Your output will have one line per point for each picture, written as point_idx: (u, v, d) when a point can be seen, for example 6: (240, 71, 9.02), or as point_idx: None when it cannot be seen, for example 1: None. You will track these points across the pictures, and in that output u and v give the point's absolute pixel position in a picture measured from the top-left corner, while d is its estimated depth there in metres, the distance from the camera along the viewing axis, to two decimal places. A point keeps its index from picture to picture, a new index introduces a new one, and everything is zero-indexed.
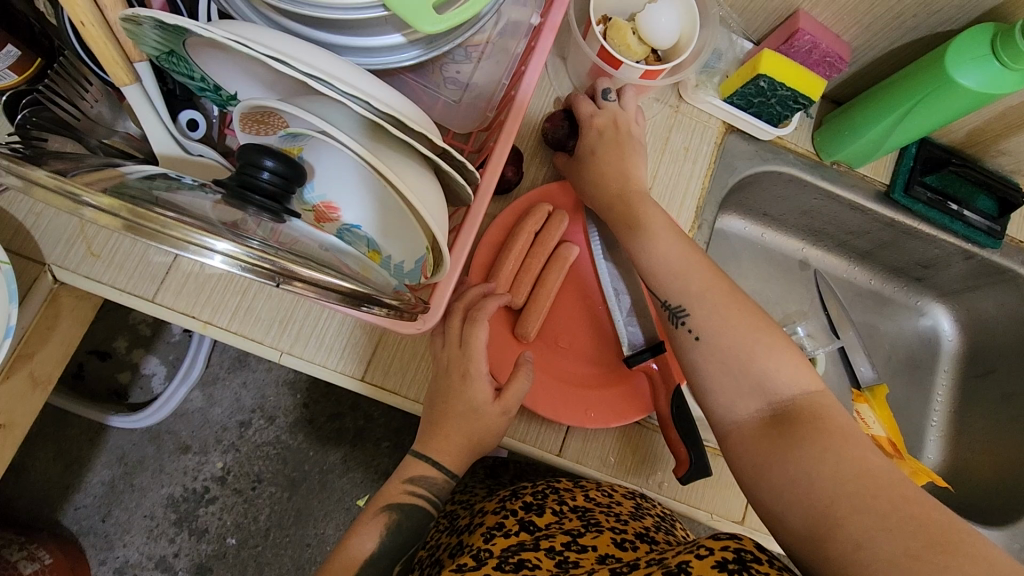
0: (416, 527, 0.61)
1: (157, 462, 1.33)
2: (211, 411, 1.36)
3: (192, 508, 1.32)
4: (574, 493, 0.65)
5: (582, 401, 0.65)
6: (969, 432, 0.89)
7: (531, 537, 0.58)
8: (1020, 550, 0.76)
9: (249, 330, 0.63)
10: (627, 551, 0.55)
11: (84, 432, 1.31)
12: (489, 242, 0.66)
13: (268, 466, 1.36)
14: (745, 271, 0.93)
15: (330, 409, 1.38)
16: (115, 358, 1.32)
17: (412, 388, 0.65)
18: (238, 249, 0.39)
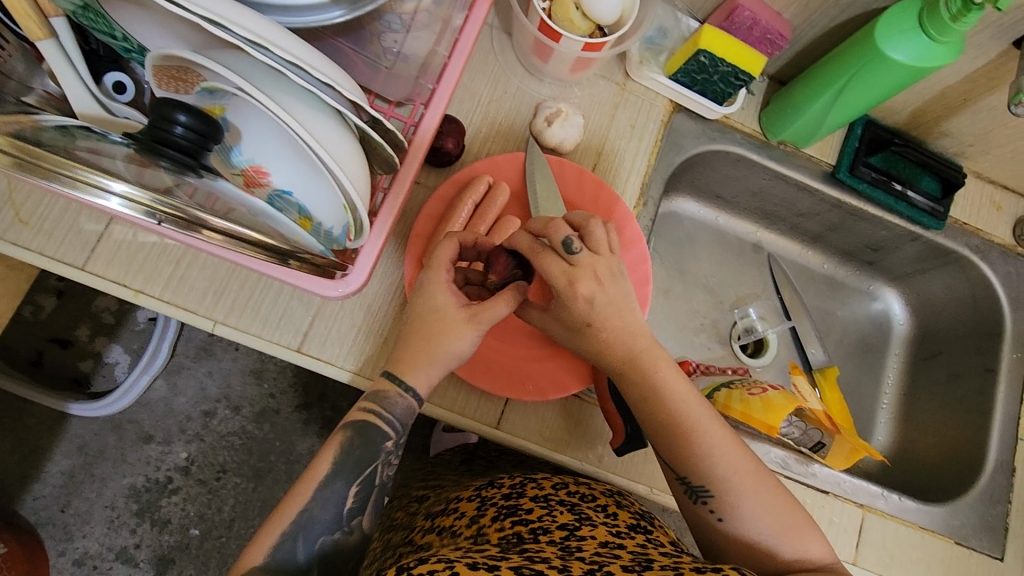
0: (375, 448, 0.57)
1: (118, 452, 1.31)
2: (175, 400, 1.33)
3: (154, 499, 1.30)
4: (555, 486, 0.66)
5: (520, 373, 0.65)
6: (918, 413, 0.90)
7: (527, 528, 0.58)
8: (960, 526, 0.74)
9: (183, 299, 0.62)
10: (626, 539, 0.57)
11: (43, 421, 1.29)
12: (431, 211, 0.66)
13: (233, 456, 1.34)
14: (699, 255, 0.94)
15: (297, 399, 1.37)
16: (76, 346, 1.28)
17: (350, 358, 0.64)
18: (127, 191, 0.45)
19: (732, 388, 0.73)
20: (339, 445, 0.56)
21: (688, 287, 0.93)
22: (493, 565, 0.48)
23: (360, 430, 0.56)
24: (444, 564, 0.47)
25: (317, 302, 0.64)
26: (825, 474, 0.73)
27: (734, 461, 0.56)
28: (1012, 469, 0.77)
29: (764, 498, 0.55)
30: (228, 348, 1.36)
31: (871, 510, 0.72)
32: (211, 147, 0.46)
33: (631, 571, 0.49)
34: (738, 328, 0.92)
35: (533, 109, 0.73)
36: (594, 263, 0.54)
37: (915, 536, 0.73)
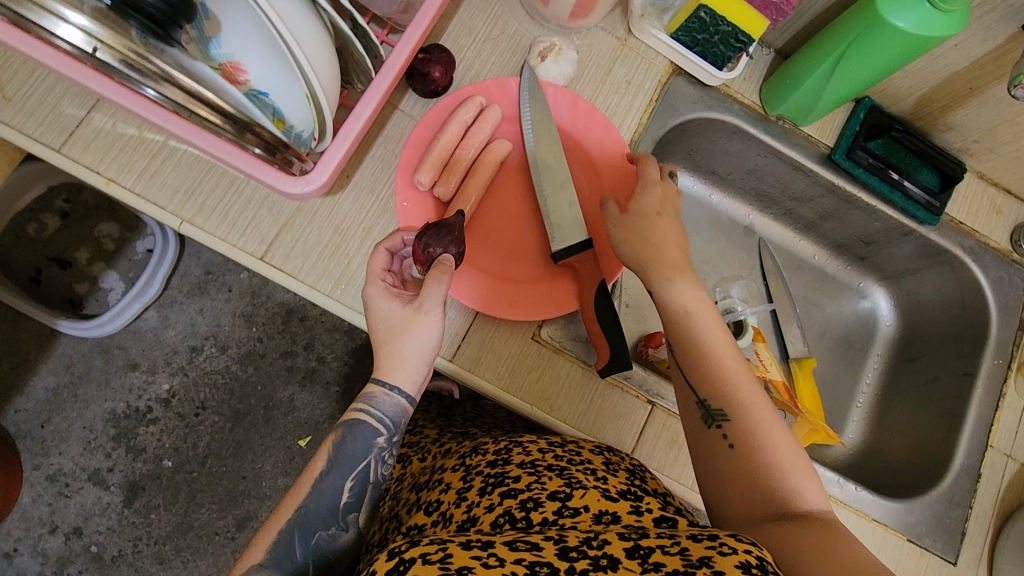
0: (367, 439, 0.60)
1: (103, 376, 1.32)
2: (164, 332, 1.35)
3: (132, 426, 1.32)
4: (542, 449, 0.62)
5: (508, 295, 0.67)
6: (892, 414, 0.88)
7: (517, 502, 0.55)
8: (915, 524, 0.73)
9: (153, 194, 0.63)
10: (619, 506, 0.54)
11: (34, 337, 1.31)
12: (419, 136, 0.66)
13: (214, 394, 1.35)
14: (690, 234, 0.93)
15: (283, 346, 1.37)
16: (74, 268, 1.30)
17: (310, 273, 0.64)
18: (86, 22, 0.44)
19: None
20: (331, 444, 0.59)
21: None
22: (487, 544, 0.45)
23: (350, 427, 0.59)
24: (438, 543, 0.45)
25: (286, 214, 0.65)
26: None
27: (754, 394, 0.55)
28: (978, 475, 0.76)
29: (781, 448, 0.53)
30: (221, 289, 1.37)
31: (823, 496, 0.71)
32: (183, 24, 0.47)
33: (626, 537, 0.47)
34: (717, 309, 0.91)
35: (528, 48, 0.72)
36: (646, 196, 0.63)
37: (867, 528, 0.72)
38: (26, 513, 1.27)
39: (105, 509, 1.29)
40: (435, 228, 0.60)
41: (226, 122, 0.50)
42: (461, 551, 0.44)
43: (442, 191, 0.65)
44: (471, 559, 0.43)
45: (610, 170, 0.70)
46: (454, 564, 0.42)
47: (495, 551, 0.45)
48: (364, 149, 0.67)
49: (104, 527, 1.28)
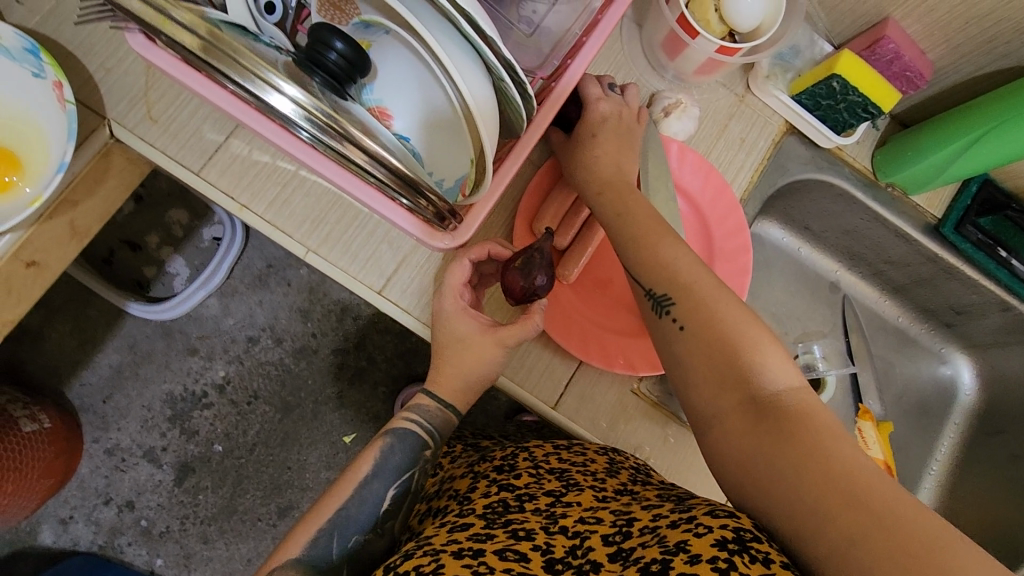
0: (411, 449, 0.62)
1: (164, 357, 1.34)
2: (224, 320, 1.35)
3: (187, 408, 1.33)
4: (546, 453, 0.62)
5: (613, 346, 0.66)
6: (966, 487, 0.87)
7: (512, 493, 0.56)
8: None
9: (282, 222, 0.65)
10: (612, 502, 0.53)
11: (101, 313, 1.32)
12: (538, 185, 0.68)
13: (266, 385, 1.35)
14: (773, 283, 0.92)
15: (336, 343, 1.37)
16: (144, 251, 1.33)
17: (424, 311, 0.66)
18: (297, 95, 0.43)
19: None
20: (377, 449, 0.61)
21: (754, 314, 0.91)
22: (478, 550, 0.47)
23: (396, 436, 0.62)
24: (431, 555, 0.47)
25: (405, 251, 0.66)
26: None
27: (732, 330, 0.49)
28: None
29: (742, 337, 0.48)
30: (281, 282, 1.37)
31: None
32: (356, 79, 0.47)
33: (610, 540, 0.47)
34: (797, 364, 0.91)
35: (647, 101, 0.73)
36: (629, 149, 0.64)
37: None
38: (83, 483, 1.30)
39: (156, 486, 1.32)
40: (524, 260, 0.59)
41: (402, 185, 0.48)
42: (453, 562, 0.46)
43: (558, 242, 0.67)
44: (461, 568, 0.45)
45: (723, 227, 0.70)
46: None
47: (486, 558, 0.46)
48: None
49: (154, 504, 1.31)
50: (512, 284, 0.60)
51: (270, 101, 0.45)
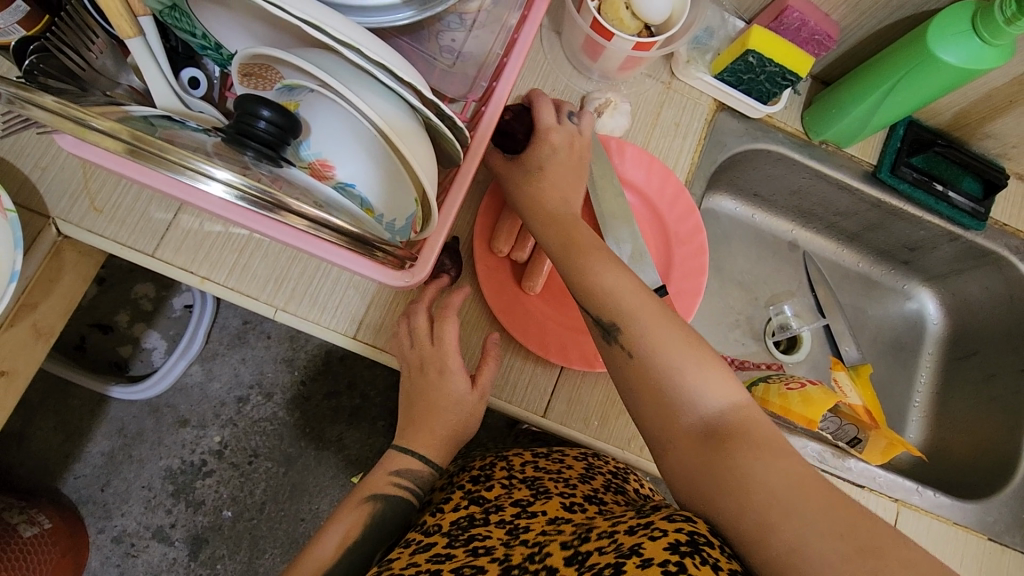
0: (400, 513, 0.64)
1: (155, 435, 1.32)
2: (209, 386, 1.34)
3: (189, 480, 1.32)
4: (523, 464, 0.71)
5: (591, 346, 0.67)
6: (951, 411, 0.91)
7: (481, 508, 0.64)
8: (993, 523, 0.76)
9: (245, 286, 0.66)
10: (576, 512, 0.61)
11: (84, 403, 1.31)
12: (490, 203, 0.69)
13: (264, 441, 1.34)
14: (734, 251, 0.95)
15: (327, 387, 1.36)
16: (117, 331, 1.31)
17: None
18: (233, 177, 0.47)
19: (770, 382, 0.77)
20: (365, 513, 0.62)
21: (722, 284, 0.94)
22: (434, 569, 0.55)
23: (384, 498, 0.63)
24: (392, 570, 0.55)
25: (372, 291, 0.67)
26: (860, 469, 0.76)
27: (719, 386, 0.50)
28: None
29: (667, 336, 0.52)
30: (261, 336, 1.37)
31: (906, 505, 0.74)
32: (290, 142, 0.49)
33: (567, 545, 0.52)
34: (772, 326, 0.94)
35: (579, 104, 0.75)
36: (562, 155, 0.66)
37: (948, 532, 0.74)
38: None
39: (172, 564, 1.29)
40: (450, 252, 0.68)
41: (348, 240, 0.53)
42: None
43: (518, 255, 0.68)
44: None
45: (674, 212, 0.72)
46: None
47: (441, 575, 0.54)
48: None
49: None
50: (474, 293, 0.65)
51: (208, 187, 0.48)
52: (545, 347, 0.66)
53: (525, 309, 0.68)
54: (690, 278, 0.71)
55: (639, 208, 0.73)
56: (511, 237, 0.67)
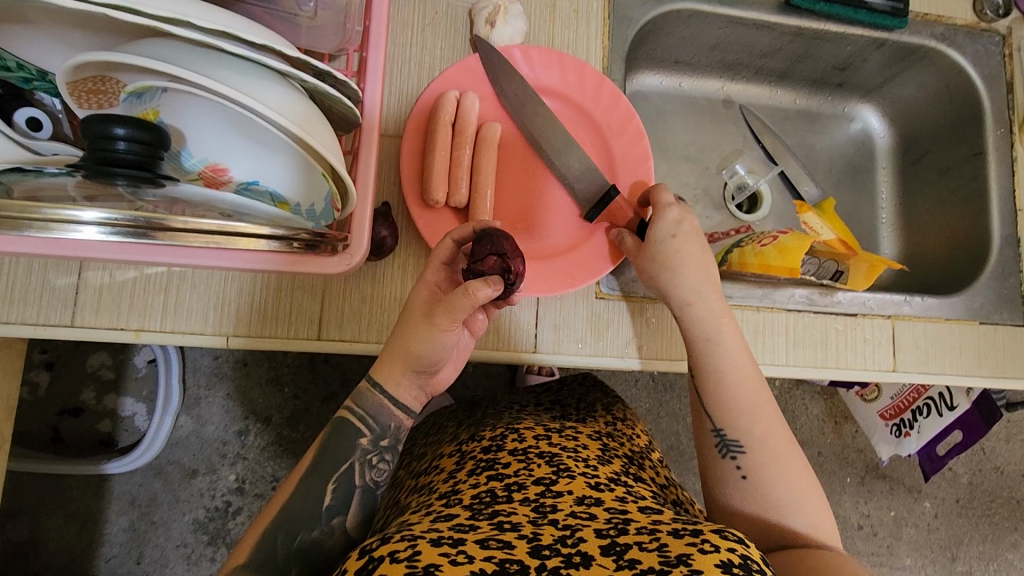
0: (353, 440, 0.55)
1: (169, 494, 1.28)
2: (204, 430, 1.30)
3: (220, 525, 1.29)
4: (536, 438, 0.63)
5: (561, 269, 0.64)
6: (917, 216, 0.92)
7: (501, 485, 0.55)
8: (980, 307, 0.78)
9: (186, 325, 0.60)
10: (605, 493, 0.54)
11: (85, 488, 1.25)
12: (411, 148, 0.63)
13: (280, 463, 1.31)
14: (673, 127, 0.92)
15: (322, 393, 1.33)
16: (88, 410, 1.24)
17: (370, 331, 0.63)
18: (103, 216, 0.43)
19: (744, 246, 0.75)
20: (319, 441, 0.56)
21: (672, 164, 0.91)
22: (457, 539, 0.45)
23: (336, 427, 0.56)
24: (409, 540, 0.44)
25: (320, 288, 0.62)
26: (851, 298, 0.76)
27: (766, 415, 0.56)
28: (1017, 240, 0.80)
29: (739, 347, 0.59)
30: (237, 365, 1.31)
31: (899, 318, 0.76)
32: (162, 155, 0.42)
33: (604, 533, 0.47)
34: (730, 190, 0.92)
35: (468, 21, 0.69)
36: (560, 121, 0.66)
37: (943, 329, 0.76)
38: None
39: None
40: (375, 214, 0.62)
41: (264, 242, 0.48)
42: (430, 546, 0.43)
43: (456, 199, 0.63)
44: (439, 555, 0.42)
45: (603, 104, 0.68)
46: (423, 562, 0.41)
47: (466, 547, 0.44)
48: None
49: None
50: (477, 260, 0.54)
51: (86, 230, 0.45)
52: None
53: None
54: (634, 168, 0.68)
55: (566, 109, 0.68)
56: (443, 182, 0.62)
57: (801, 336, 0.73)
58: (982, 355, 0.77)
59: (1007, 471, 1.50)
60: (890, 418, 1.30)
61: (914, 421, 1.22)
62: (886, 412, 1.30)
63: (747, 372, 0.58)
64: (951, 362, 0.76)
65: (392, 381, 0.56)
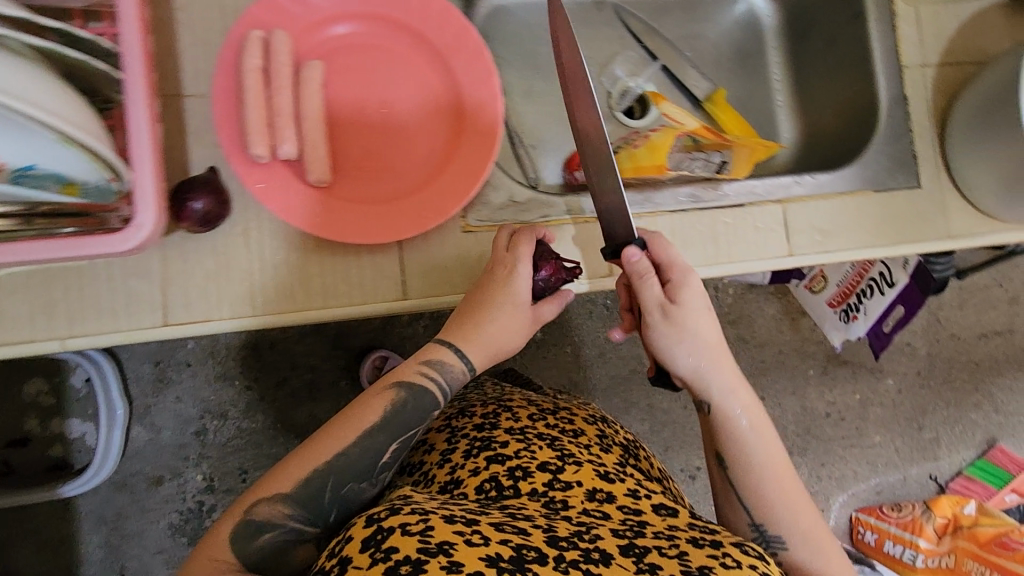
0: (422, 409, 0.58)
1: (139, 505, 1.24)
2: (160, 437, 1.25)
3: (197, 525, 1.24)
4: (530, 417, 0.65)
5: (415, 209, 0.61)
6: (812, 92, 0.88)
7: (504, 470, 0.57)
8: (875, 175, 0.75)
9: (20, 333, 0.56)
10: (615, 486, 0.56)
11: (52, 514, 1.22)
12: (223, 95, 0.57)
13: (246, 455, 1.26)
14: (545, 39, 0.86)
15: (272, 380, 1.27)
16: (35, 438, 1.21)
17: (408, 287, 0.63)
18: None
19: (620, 150, 0.74)
20: (390, 401, 0.57)
21: (550, 78, 0.86)
22: (470, 519, 0.47)
23: (410, 389, 0.58)
24: (419, 515, 0.46)
25: (158, 270, 0.58)
26: (737, 189, 0.72)
27: (804, 509, 0.55)
28: (904, 97, 0.77)
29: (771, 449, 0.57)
30: (181, 367, 1.25)
31: (790, 201, 0.73)
32: None
33: (621, 533, 0.49)
34: (614, 98, 0.87)
35: None
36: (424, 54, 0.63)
37: (837, 204, 0.73)
38: None
39: None
40: (187, 181, 0.56)
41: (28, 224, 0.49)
42: (443, 525, 0.45)
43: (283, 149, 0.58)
44: (453, 534, 0.45)
45: (436, 20, 0.62)
46: (435, 538, 0.44)
47: (480, 527, 0.46)
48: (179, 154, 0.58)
49: None
50: (543, 264, 0.61)
51: None
52: (360, 228, 0.59)
53: (325, 205, 0.59)
54: (478, 87, 0.63)
55: (392, 36, 0.62)
56: (264, 131, 0.56)
57: (687, 237, 0.71)
58: (880, 225, 0.74)
59: (964, 336, 1.42)
60: (837, 305, 1.26)
61: (859, 304, 1.18)
62: (832, 301, 1.27)
63: (778, 459, 0.57)
64: (849, 237, 0.73)
65: (462, 340, 0.60)
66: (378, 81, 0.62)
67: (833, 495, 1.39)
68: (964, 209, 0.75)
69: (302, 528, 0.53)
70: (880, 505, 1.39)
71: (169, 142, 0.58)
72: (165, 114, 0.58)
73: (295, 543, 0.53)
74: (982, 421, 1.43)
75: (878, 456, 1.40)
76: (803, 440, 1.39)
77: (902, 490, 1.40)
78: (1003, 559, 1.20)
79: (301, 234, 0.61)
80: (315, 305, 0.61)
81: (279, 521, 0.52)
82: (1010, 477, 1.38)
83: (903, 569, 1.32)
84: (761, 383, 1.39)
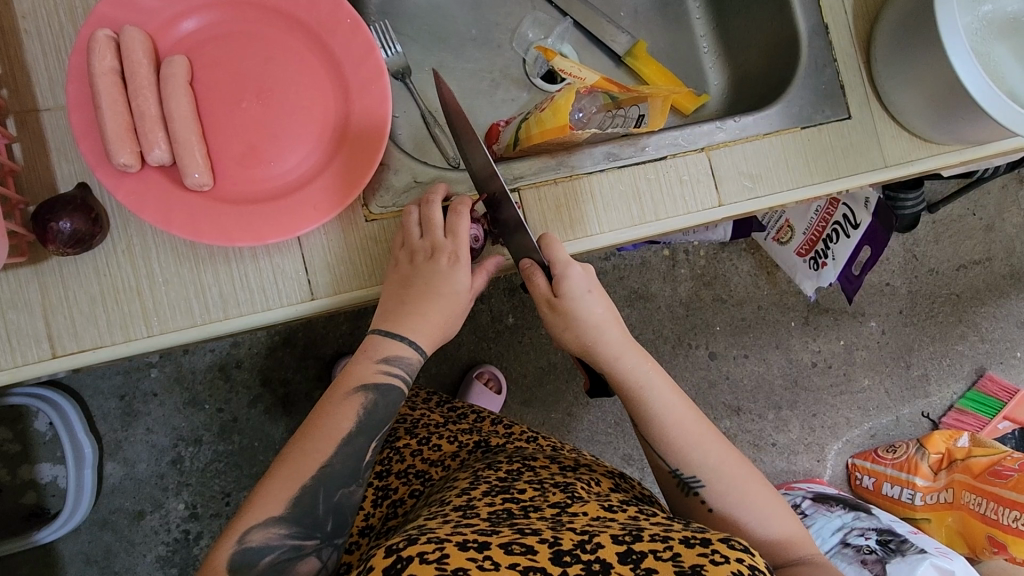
0: (391, 405, 0.59)
1: (123, 541, 1.15)
2: (136, 471, 1.16)
3: (186, 554, 1.16)
4: (553, 471, 0.63)
5: (304, 200, 0.57)
6: (733, 34, 0.83)
7: (518, 504, 0.56)
8: (800, 112, 0.71)
9: None
10: (619, 512, 0.55)
11: (31, 566, 1.13)
12: (78, 103, 0.53)
13: (228, 477, 1.18)
14: (449, 10, 0.82)
15: (245, 399, 1.18)
16: (6, 488, 1.14)
17: (369, 273, 0.61)
18: None
19: (528, 119, 0.68)
20: (359, 407, 0.58)
21: (459, 51, 0.82)
22: (483, 543, 0.48)
23: (376, 388, 0.58)
24: (436, 542, 0.48)
25: (38, 300, 0.55)
26: (658, 142, 0.68)
27: (710, 445, 0.61)
28: (825, 28, 0.73)
29: (672, 401, 0.62)
30: (148, 397, 1.16)
31: (714, 148, 0.69)
32: None
33: (620, 539, 0.48)
34: (530, 65, 0.84)
35: None
36: (314, 42, 0.59)
37: (764, 146, 0.70)
38: None
39: None
40: (49, 204, 0.52)
41: None
42: (457, 552, 0.46)
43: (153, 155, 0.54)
44: (467, 560, 0.46)
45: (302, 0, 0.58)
46: (450, 565, 0.45)
47: (491, 552, 0.47)
48: (46, 173, 0.56)
49: None
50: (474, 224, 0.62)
51: None
52: (243, 225, 0.55)
53: (206, 210, 0.55)
54: (359, 63, 0.59)
55: (261, 20, 0.59)
56: (124, 133, 0.52)
57: (611, 198, 0.67)
58: (812, 162, 0.71)
59: (941, 270, 1.39)
60: (807, 253, 1.18)
61: (828, 250, 1.11)
62: (802, 250, 1.18)
63: (680, 413, 0.62)
64: (780, 178, 0.70)
65: (412, 328, 0.59)
66: (254, 71, 0.58)
67: (827, 444, 1.36)
68: (899, 136, 0.72)
69: (301, 543, 0.55)
70: (875, 449, 1.36)
71: (30, 161, 0.55)
72: (22, 133, 0.55)
73: (297, 558, 0.54)
74: (968, 352, 1.40)
75: (868, 400, 1.38)
76: (791, 393, 1.36)
77: (896, 430, 1.38)
78: (998, 487, 1.17)
79: (190, 245, 0.57)
80: (216, 318, 0.58)
81: (278, 541, 0.54)
82: (1000, 405, 1.37)
83: (902, 509, 1.31)
84: (743, 342, 1.35)
